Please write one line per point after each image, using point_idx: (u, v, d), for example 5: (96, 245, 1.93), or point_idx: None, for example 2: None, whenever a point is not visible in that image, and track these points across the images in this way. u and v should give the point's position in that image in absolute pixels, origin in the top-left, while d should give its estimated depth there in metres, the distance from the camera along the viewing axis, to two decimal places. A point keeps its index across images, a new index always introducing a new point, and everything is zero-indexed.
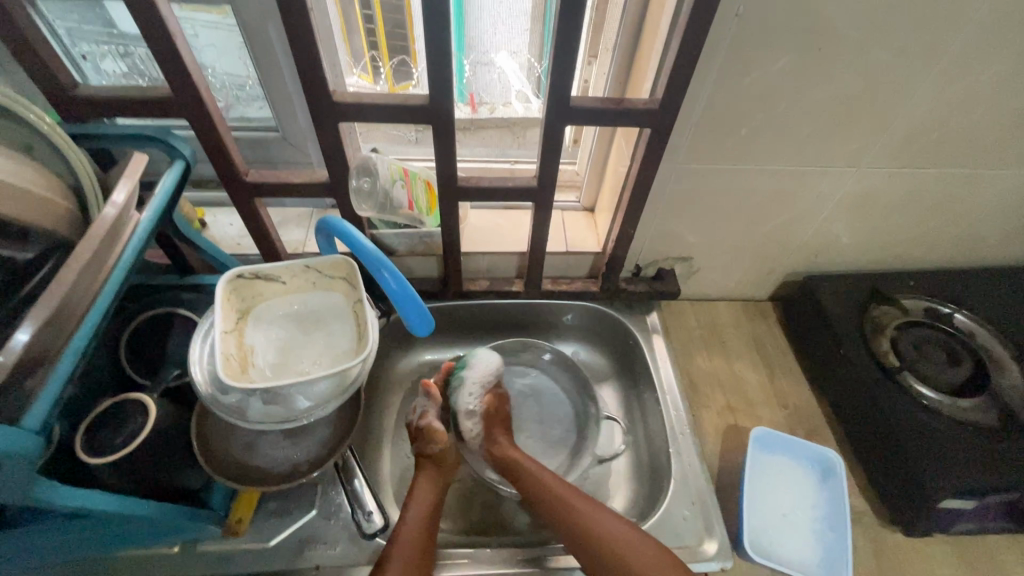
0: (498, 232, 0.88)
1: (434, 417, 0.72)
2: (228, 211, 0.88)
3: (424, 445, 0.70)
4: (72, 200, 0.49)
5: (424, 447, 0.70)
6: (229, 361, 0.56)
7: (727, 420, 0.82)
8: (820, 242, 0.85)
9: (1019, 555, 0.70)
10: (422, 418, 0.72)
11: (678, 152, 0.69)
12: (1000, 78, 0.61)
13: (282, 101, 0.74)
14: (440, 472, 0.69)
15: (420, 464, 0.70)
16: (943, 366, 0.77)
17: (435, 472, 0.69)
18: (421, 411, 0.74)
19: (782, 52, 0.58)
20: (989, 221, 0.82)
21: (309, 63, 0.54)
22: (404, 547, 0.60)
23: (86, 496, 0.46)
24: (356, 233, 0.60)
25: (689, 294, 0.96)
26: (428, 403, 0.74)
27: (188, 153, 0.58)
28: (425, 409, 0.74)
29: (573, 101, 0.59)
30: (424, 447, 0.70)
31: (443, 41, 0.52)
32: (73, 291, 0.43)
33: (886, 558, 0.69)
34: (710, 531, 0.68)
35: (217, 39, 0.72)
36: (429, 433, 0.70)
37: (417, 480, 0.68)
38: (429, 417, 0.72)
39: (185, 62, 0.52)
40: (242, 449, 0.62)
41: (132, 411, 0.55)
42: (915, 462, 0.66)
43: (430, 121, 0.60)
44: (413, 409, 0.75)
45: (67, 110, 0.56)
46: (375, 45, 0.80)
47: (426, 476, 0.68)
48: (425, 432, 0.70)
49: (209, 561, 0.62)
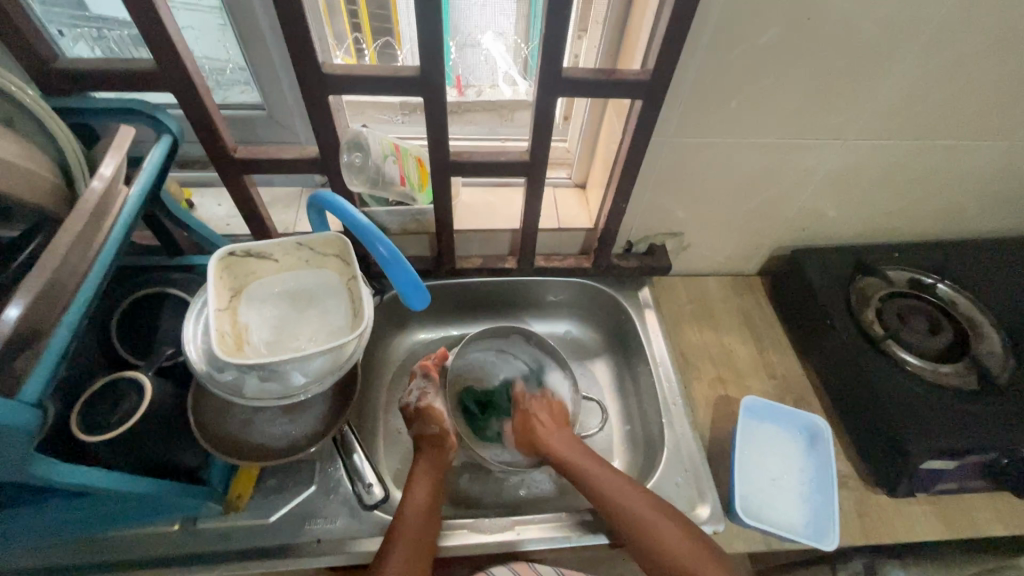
0: (490, 210, 0.88)
1: (429, 397, 0.77)
2: (215, 191, 0.87)
3: (424, 426, 0.74)
4: (58, 174, 0.48)
5: (422, 429, 0.74)
6: (224, 338, 0.56)
7: (717, 391, 0.83)
8: (808, 215, 0.86)
9: (995, 512, 0.73)
10: (422, 400, 0.76)
11: (669, 125, 0.69)
12: (984, 48, 0.62)
13: (269, 80, 0.72)
14: (439, 451, 0.71)
15: (419, 445, 0.73)
16: (923, 335, 0.79)
17: (433, 453, 0.71)
18: (418, 392, 0.78)
19: (772, 23, 0.58)
20: (970, 193, 0.84)
21: (296, 34, 0.53)
22: (408, 530, 0.60)
23: (85, 474, 0.46)
24: (348, 207, 0.60)
25: (679, 270, 0.98)
26: (425, 385, 0.79)
27: (174, 128, 0.58)
28: (423, 391, 0.78)
29: (563, 74, 0.58)
30: (423, 428, 0.74)
31: (433, 13, 0.51)
32: (64, 266, 0.42)
33: (871, 519, 0.72)
34: (701, 497, 0.71)
35: (199, 19, 0.71)
36: (427, 413, 0.75)
37: (418, 461, 0.70)
38: (427, 397, 0.77)
39: (168, 34, 0.51)
40: (239, 427, 0.61)
41: (127, 390, 0.55)
42: (897, 426, 0.68)
43: (420, 94, 0.60)
44: (409, 392, 0.79)
45: (47, 85, 0.55)
46: (358, 26, 0.78)
47: (427, 455, 0.71)
48: (424, 412, 0.75)
49: (211, 537, 0.62)
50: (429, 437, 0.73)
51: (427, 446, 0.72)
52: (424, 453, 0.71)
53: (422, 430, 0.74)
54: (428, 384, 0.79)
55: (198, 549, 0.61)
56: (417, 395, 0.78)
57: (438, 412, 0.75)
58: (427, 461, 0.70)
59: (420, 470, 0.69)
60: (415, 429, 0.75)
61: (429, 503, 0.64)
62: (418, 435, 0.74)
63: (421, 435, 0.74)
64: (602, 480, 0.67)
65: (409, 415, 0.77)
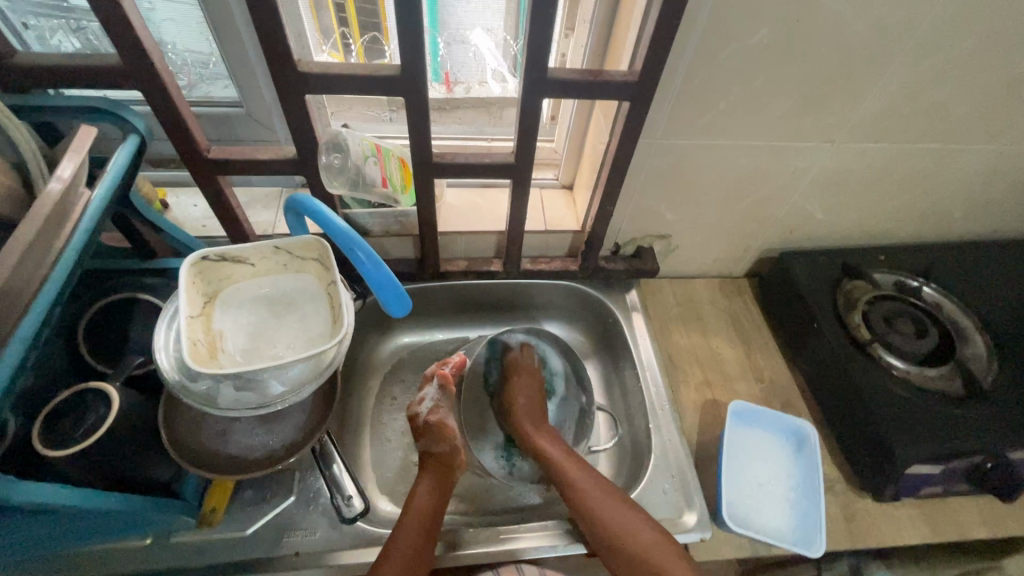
0: (475, 211, 0.86)
1: (443, 413, 0.72)
2: (191, 191, 0.84)
3: (431, 443, 0.70)
4: (14, 176, 0.45)
5: (431, 446, 0.70)
6: (197, 346, 0.54)
7: (705, 395, 0.83)
8: (796, 218, 0.86)
9: (979, 516, 0.73)
10: (433, 416, 0.72)
11: (657, 126, 0.68)
12: (972, 52, 0.61)
13: (246, 77, 0.70)
14: (445, 473, 0.69)
15: (426, 462, 0.70)
16: (910, 337, 0.79)
17: (437, 473, 0.68)
18: (430, 405, 0.73)
19: (761, 24, 0.57)
20: (956, 197, 0.84)
21: (270, 30, 0.50)
22: (402, 556, 0.57)
23: (50, 492, 0.44)
24: (326, 211, 0.58)
25: (667, 271, 0.97)
26: (440, 397, 0.74)
27: (141, 125, 0.55)
28: (436, 403, 0.73)
29: (549, 74, 0.57)
30: (431, 446, 0.70)
31: (414, 10, 0.49)
32: (17, 277, 0.40)
33: (856, 524, 0.71)
34: (689, 504, 0.70)
35: (174, 13, 0.68)
36: (437, 430, 0.70)
37: (422, 478, 0.68)
38: (439, 412, 0.72)
39: (133, 29, 0.49)
40: (214, 437, 0.59)
41: (94, 402, 0.52)
42: (882, 430, 0.68)
43: (402, 95, 0.58)
44: (420, 400, 0.74)
45: (3, 81, 0.52)
46: (345, 21, 0.75)
47: (432, 475, 0.68)
48: (435, 429, 0.70)
49: (184, 552, 0.60)
50: (437, 457, 0.69)
51: (433, 466, 0.69)
52: (429, 470, 0.69)
53: (429, 447, 0.70)
54: (443, 397, 0.74)
55: (170, 564, 0.59)
56: (430, 407, 0.73)
57: (449, 429, 0.71)
58: (430, 481, 0.67)
59: (421, 491, 0.66)
60: (422, 445, 0.71)
61: (426, 528, 0.61)
62: (425, 451, 0.70)
63: (427, 453, 0.70)
64: (564, 463, 0.69)
65: (418, 428, 0.72)
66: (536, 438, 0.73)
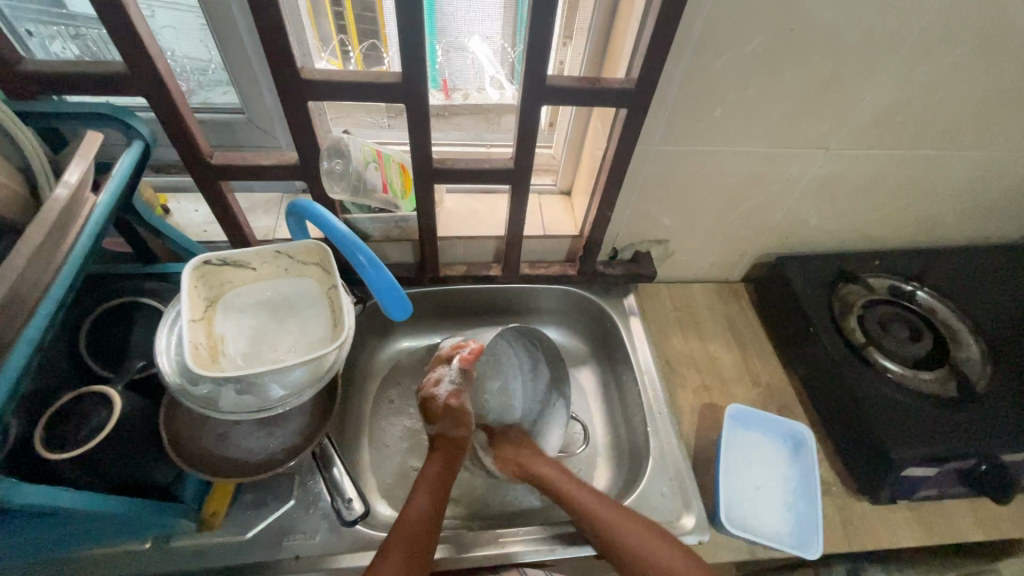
0: (474, 216, 0.87)
1: (462, 398, 0.74)
2: (193, 197, 0.85)
3: (448, 427, 0.71)
4: (21, 181, 0.46)
5: (446, 428, 0.71)
6: (198, 350, 0.54)
7: (702, 399, 0.83)
8: (792, 223, 0.87)
9: (975, 518, 0.73)
10: (451, 400, 0.73)
11: (653, 133, 0.69)
12: (961, 61, 0.63)
13: (248, 84, 0.71)
14: (453, 458, 0.69)
15: (437, 445, 0.70)
16: (905, 342, 0.80)
17: (444, 461, 0.69)
18: (449, 387, 0.75)
19: (755, 33, 0.58)
20: (948, 202, 0.85)
21: (273, 38, 0.51)
22: (401, 550, 0.57)
23: (53, 494, 0.44)
24: (328, 216, 0.59)
25: (664, 276, 0.98)
26: (459, 380, 0.76)
27: (146, 133, 0.56)
28: (456, 387, 0.75)
29: (547, 82, 0.58)
30: (449, 430, 0.71)
31: (415, 18, 0.50)
32: (25, 279, 0.40)
33: (853, 526, 0.72)
34: (687, 506, 0.70)
35: (176, 21, 0.69)
36: (456, 415, 0.72)
37: (428, 468, 0.68)
38: (457, 397, 0.74)
39: (140, 36, 0.49)
40: (215, 440, 0.60)
41: (96, 405, 0.53)
42: (876, 433, 0.69)
43: (403, 101, 0.59)
44: (439, 379, 0.76)
45: (10, 88, 0.53)
46: (344, 28, 0.76)
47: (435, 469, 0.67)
48: (453, 412, 0.72)
49: (185, 556, 0.60)
50: (450, 440, 0.70)
51: (445, 447, 0.70)
52: (438, 456, 0.69)
53: (445, 430, 0.71)
54: (463, 381, 0.76)
55: (169, 568, 0.59)
56: (449, 390, 0.75)
57: (466, 415, 0.73)
58: (432, 475, 0.67)
59: (422, 486, 0.65)
60: (439, 428, 0.72)
61: (430, 523, 0.61)
62: (439, 433, 0.71)
63: (441, 435, 0.71)
64: (547, 469, 0.71)
65: (436, 409, 0.73)
66: (523, 453, 0.73)
